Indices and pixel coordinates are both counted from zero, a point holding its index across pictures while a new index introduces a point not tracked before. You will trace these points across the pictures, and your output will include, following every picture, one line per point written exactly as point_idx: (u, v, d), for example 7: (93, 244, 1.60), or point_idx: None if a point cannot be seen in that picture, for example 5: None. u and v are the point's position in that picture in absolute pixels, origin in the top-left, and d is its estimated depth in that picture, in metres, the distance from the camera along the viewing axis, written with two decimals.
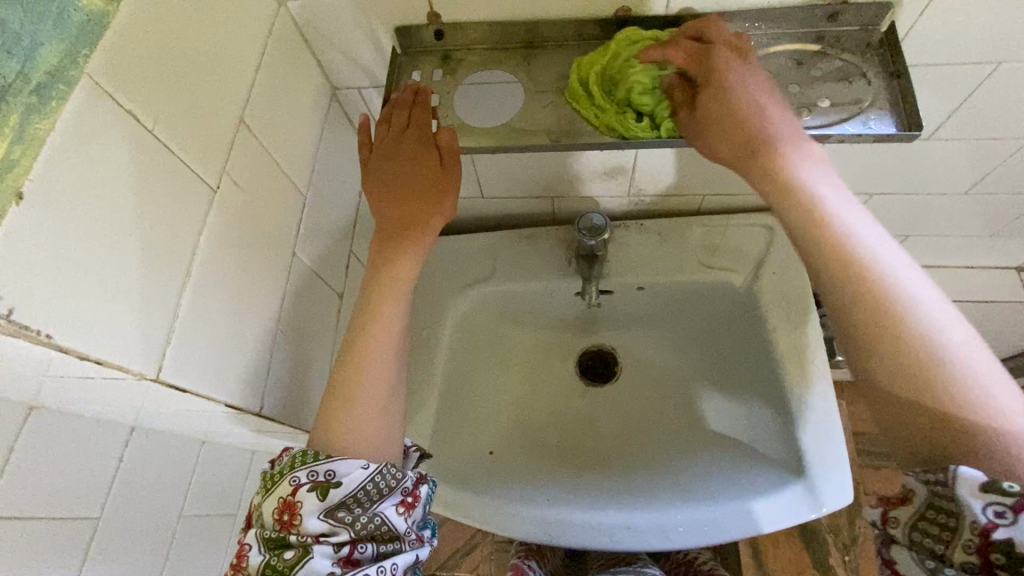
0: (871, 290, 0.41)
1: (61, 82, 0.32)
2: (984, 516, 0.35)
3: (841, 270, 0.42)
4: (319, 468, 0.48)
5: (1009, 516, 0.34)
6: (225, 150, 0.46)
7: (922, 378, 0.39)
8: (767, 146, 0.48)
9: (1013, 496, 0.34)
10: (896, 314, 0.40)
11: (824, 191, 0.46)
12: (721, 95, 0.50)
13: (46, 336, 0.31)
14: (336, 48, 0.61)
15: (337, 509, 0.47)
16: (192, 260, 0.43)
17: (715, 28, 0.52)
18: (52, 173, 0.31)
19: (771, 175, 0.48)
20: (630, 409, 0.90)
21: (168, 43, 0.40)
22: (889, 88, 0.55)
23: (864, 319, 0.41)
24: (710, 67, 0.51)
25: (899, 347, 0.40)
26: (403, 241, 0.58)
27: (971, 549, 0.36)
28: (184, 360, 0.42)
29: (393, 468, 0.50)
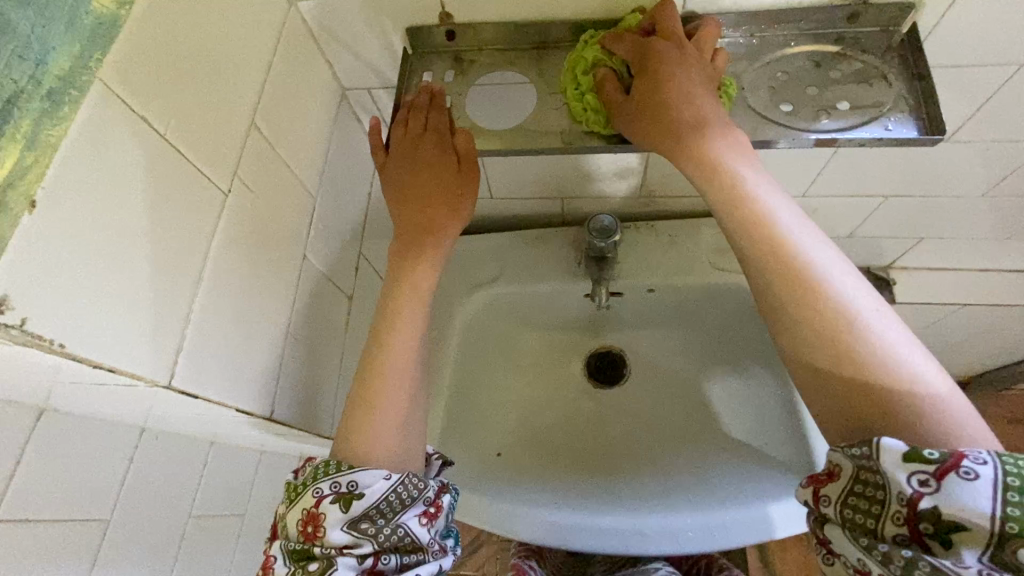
0: (795, 277, 0.43)
1: (74, 87, 0.32)
2: (910, 485, 0.34)
3: (776, 257, 0.44)
4: (341, 480, 0.47)
5: (931, 484, 0.34)
6: (236, 153, 0.46)
7: (846, 351, 0.40)
8: (700, 136, 0.50)
9: (936, 462, 0.34)
10: (821, 298, 0.42)
11: (755, 181, 0.48)
12: (666, 88, 0.51)
13: (59, 346, 0.31)
14: (346, 49, 0.60)
15: (360, 521, 0.46)
16: (204, 265, 0.42)
17: (664, 17, 0.52)
18: (65, 181, 0.31)
19: (703, 163, 0.49)
20: (641, 412, 0.89)
21: (177, 44, 0.39)
22: (910, 90, 0.54)
23: (795, 303, 0.42)
24: (648, 59, 0.51)
25: (826, 331, 0.41)
26: (417, 245, 0.58)
27: (901, 520, 0.35)
28: (197, 367, 0.41)
29: (415, 478, 0.49)
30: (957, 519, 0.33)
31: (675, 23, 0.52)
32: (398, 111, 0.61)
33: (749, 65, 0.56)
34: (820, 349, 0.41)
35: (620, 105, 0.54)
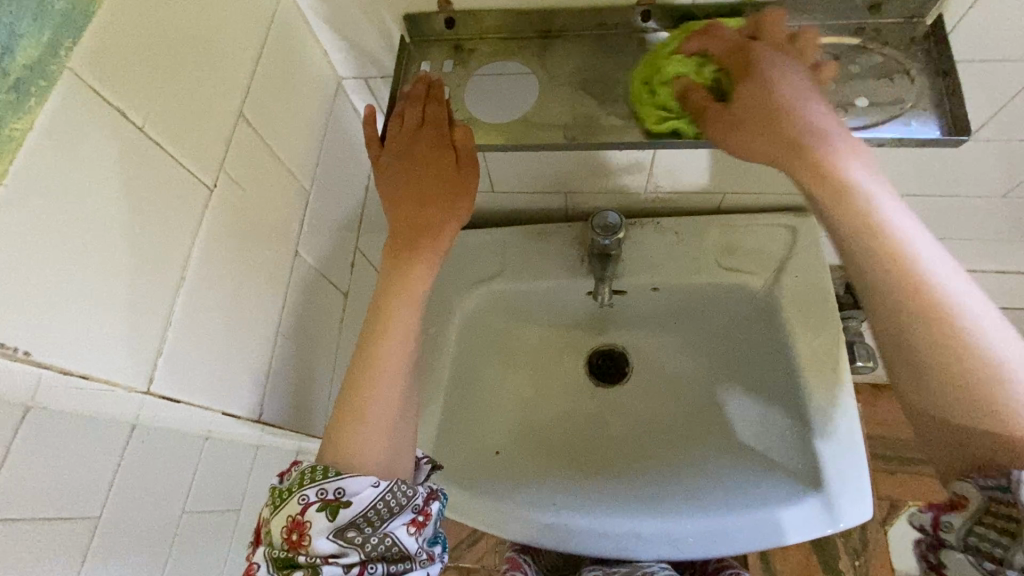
0: (932, 313, 0.36)
1: (42, 77, 0.30)
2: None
3: (903, 284, 0.37)
4: (329, 486, 0.46)
5: None
6: (222, 146, 0.44)
7: (979, 385, 0.34)
8: (808, 142, 0.43)
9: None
10: (962, 336, 0.35)
11: (875, 191, 0.41)
12: (745, 89, 0.46)
13: (22, 353, 0.29)
14: (341, 37, 0.58)
15: (346, 529, 0.45)
16: (187, 263, 0.40)
17: (769, 26, 0.48)
18: (29, 179, 0.29)
19: (813, 172, 0.42)
20: (641, 411, 0.87)
21: (156, 32, 0.37)
22: (933, 87, 0.50)
23: (919, 340, 0.36)
24: (744, 62, 0.47)
25: (961, 375, 0.34)
26: (411, 247, 0.55)
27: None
28: (179, 370, 0.40)
29: (404, 486, 0.48)
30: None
31: (775, 23, 0.48)
32: (396, 104, 0.58)
33: None
34: (942, 382, 0.35)
35: (704, 105, 0.49)
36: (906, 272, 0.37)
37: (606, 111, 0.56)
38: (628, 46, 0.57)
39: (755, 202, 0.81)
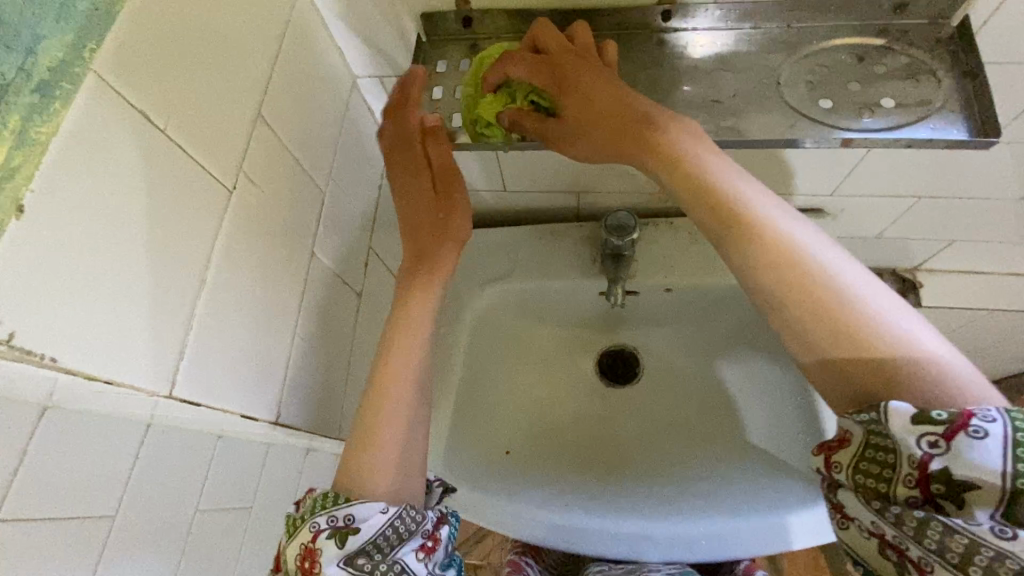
0: (785, 270, 0.39)
1: (66, 80, 0.30)
2: (920, 447, 0.31)
3: (758, 253, 0.40)
4: (338, 513, 0.46)
5: (943, 445, 0.30)
6: (242, 148, 0.43)
7: (855, 332, 0.36)
8: (650, 131, 0.47)
9: (945, 422, 0.31)
10: (811, 285, 0.38)
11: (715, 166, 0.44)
12: (582, 97, 0.50)
13: (50, 360, 0.29)
14: (358, 36, 0.57)
15: (356, 556, 0.44)
16: (207, 269, 0.40)
17: (544, 33, 0.52)
18: (55, 183, 0.29)
19: (665, 161, 0.46)
20: (654, 410, 0.86)
21: (178, 34, 0.37)
22: (961, 89, 0.49)
23: (787, 298, 0.38)
24: (556, 72, 0.51)
25: (826, 321, 0.37)
26: (428, 265, 0.58)
27: (915, 482, 0.31)
28: (201, 375, 0.40)
29: (412, 511, 0.48)
30: (969, 479, 0.30)
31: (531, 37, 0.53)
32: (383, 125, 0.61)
33: (787, 57, 0.52)
34: (821, 336, 0.37)
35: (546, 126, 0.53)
36: (771, 254, 0.40)
37: None
38: (646, 47, 0.55)
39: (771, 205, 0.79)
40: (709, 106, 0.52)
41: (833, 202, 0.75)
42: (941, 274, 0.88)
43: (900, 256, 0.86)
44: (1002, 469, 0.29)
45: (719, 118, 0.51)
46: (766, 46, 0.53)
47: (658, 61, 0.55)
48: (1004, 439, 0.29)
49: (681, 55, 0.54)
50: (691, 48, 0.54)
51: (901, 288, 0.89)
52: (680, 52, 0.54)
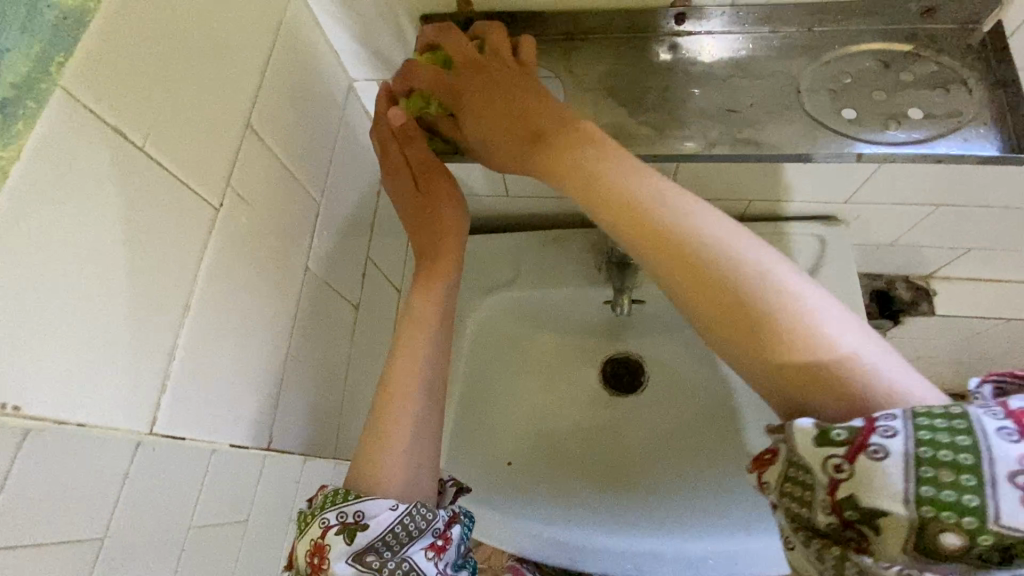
0: (703, 269, 0.35)
1: (30, 97, 0.27)
2: (827, 472, 0.28)
3: (670, 255, 0.36)
4: (348, 509, 0.45)
5: (847, 466, 0.27)
6: (229, 161, 0.41)
7: (770, 330, 0.32)
8: (549, 129, 0.44)
9: (845, 443, 0.27)
10: (729, 282, 0.34)
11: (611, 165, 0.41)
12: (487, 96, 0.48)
13: (14, 408, 0.27)
14: (353, 37, 0.54)
15: (365, 553, 0.42)
16: (192, 291, 0.38)
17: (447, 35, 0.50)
18: (20, 208, 0.27)
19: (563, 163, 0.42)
20: (659, 421, 0.83)
21: (157, 43, 0.34)
22: (992, 100, 0.46)
23: (706, 301, 0.34)
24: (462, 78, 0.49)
25: (748, 320, 0.33)
26: (430, 262, 0.57)
27: (829, 509, 0.28)
28: (186, 405, 0.38)
29: (423, 508, 0.46)
30: (880, 505, 0.27)
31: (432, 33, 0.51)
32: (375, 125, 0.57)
33: (808, 64, 0.49)
34: (745, 341, 0.33)
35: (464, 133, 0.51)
36: (677, 252, 0.36)
37: (637, 118, 0.51)
38: (658, 50, 0.52)
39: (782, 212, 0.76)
40: (724, 114, 0.49)
41: (846, 208, 0.72)
42: (954, 282, 0.85)
43: (913, 264, 0.83)
44: (903, 494, 0.26)
45: (736, 128, 0.49)
46: (783, 51, 0.50)
47: (667, 67, 0.52)
48: (905, 458, 0.26)
49: (693, 60, 0.51)
50: (704, 54, 0.51)
51: (914, 297, 0.87)
52: (691, 58, 0.52)
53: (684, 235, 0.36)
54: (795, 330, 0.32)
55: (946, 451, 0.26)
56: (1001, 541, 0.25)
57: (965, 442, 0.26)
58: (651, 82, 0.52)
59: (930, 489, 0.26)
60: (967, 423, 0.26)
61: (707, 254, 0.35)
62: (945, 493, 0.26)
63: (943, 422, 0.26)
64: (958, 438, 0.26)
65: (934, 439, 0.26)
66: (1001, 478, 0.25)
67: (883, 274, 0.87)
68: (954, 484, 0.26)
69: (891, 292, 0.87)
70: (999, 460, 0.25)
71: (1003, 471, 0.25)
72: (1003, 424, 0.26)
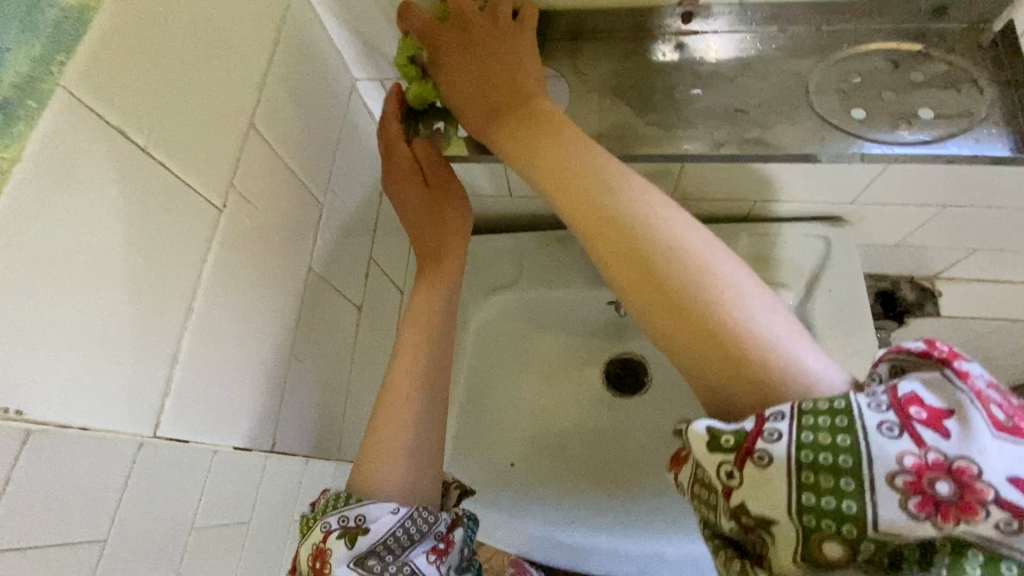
0: (634, 248, 0.35)
1: (31, 98, 0.27)
2: (719, 478, 0.28)
3: (605, 231, 0.36)
4: (350, 513, 0.44)
5: (736, 473, 0.27)
6: (232, 162, 0.41)
7: (694, 310, 0.32)
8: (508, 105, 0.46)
9: (734, 449, 0.27)
10: (658, 260, 0.34)
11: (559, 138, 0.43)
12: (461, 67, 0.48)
13: (14, 412, 0.27)
14: (356, 36, 0.54)
15: (366, 557, 0.42)
16: (195, 294, 0.37)
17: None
18: (22, 211, 0.26)
19: (519, 137, 0.44)
20: (663, 422, 0.83)
21: (160, 42, 0.34)
22: (1004, 98, 0.45)
23: (636, 280, 0.34)
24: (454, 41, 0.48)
25: (674, 300, 0.33)
26: (434, 261, 0.56)
27: (731, 516, 0.28)
28: (189, 409, 0.38)
29: (424, 511, 0.45)
30: (765, 512, 0.27)
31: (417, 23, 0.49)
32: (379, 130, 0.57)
33: (816, 63, 0.49)
34: (673, 321, 0.33)
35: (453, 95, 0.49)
36: (609, 225, 0.36)
37: (643, 118, 0.50)
38: (664, 50, 0.52)
39: (787, 213, 0.75)
40: (731, 115, 0.49)
41: (852, 209, 0.72)
42: (961, 283, 0.84)
43: (919, 265, 0.82)
44: (788, 503, 0.26)
45: (743, 129, 0.48)
46: (791, 50, 0.50)
47: (673, 67, 0.51)
48: (788, 465, 0.26)
49: (699, 60, 0.51)
50: (710, 53, 0.51)
51: (919, 297, 0.86)
52: (696, 58, 0.51)
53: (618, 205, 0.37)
54: (714, 311, 0.32)
55: (825, 455, 0.26)
56: (878, 544, 0.26)
57: (844, 444, 0.26)
58: (658, 82, 0.51)
59: (811, 497, 0.26)
60: (849, 420, 0.26)
61: (642, 231, 0.35)
62: (825, 500, 0.26)
63: (826, 420, 0.26)
64: (839, 440, 0.26)
65: (817, 441, 0.26)
66: (879, 482, 0.25)
67: (888, 275, 0.86)
68: (833, 490, 0.26)
69: (897, 294, 0.86)
70: (879, 461, 0.25)
71: (877, 476, 0.25)
72: (884, 419, 0.26)
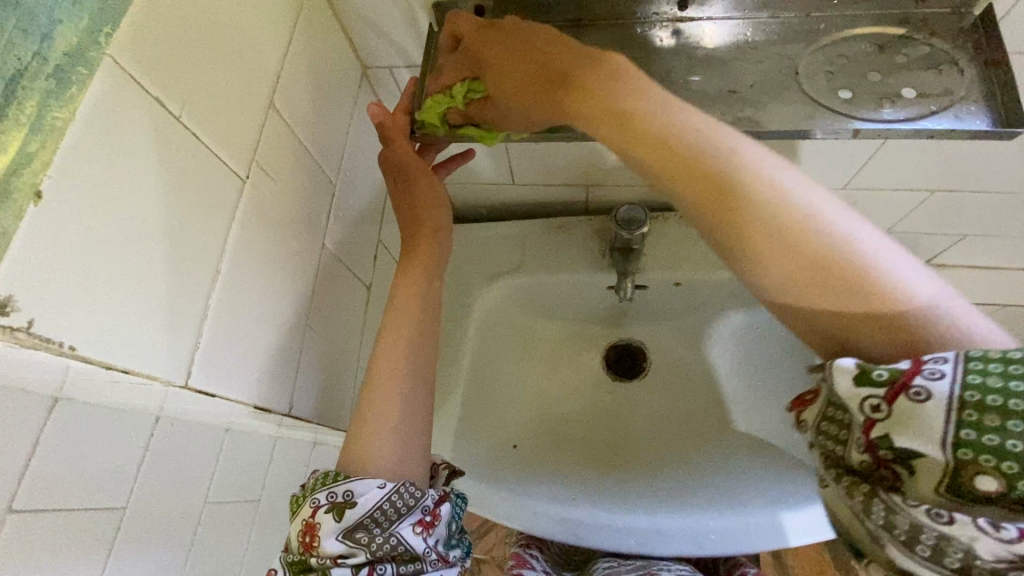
0: (763, 220, 0.33)
1: (82, 65, 0.29)
2: (863, 412, 0.29)
3: (729, 209, 0.34)
4: (337, 489, 0.46)
5: (884, 409, 0.28)
6: (255, 137, 0.43)
7: (840, 277, 0.31)
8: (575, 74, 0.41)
9: (886, 383, 0.28)
10: (794, 229, 0.32)
11: (650, 107, 0.38)
12: (509, 53, 0.46)
13: (68, 348, 0.29)
14: (369, 25, 0.56)
15: (354, 530, 0.44)
16: (221, 258, 0.40)
17: (460, 23, 0.50)
18: (74, 170, 0.29)
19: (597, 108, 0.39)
20: (661, 405, 0.85)
21: (193, 22, 0.37)
22: (984, 80, 0.48)
23: (772, 254, 0.33)
24: (478, 50, 0.48)
25: (822, 268, 0.31)
26: (406, 258, 0.58)
27: (864, 447, 0.29)
28: (217, 368, 0.40)
29: (412, 486, 0.47)
30: (912, 447, 0.28)
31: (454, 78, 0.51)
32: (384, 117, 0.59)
33: (805, 48, 0.52)
34: (814, 292, 0.32)
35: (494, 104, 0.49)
36: (736, 202, 0.34)
37: None
38: (662, 36, 0.54)
39: None
40: (725, 96, 0.51)
41: (843, 194, 0.74)
42: (951, 269, 0.86)
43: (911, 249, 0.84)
44: (942, 436, 0.27)
45: (738, 111, 0.50)
46: (783, 36, 0.52)
47: (671, 52, 0.54)
48: (949, 401, 0.26)
49: (694, 46, 0.53)
50: (704, 37, 0.54)
51: None
52: (693, 42, 0.54)
53: (738, 180, 0.34)
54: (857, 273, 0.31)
55: (1006, 398, 0.26)
56: None
57: (1017, 388, 0.26)
58: (656, 66, 0.53)
59: (972, 433, 0.26)
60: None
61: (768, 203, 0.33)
62: (987, 437, 0.26)
63: (997, 366, 0.26)
64: (1011, 383, 0.26)
65: (985, 383, 0.26)
66: None
67: None
68: (999, 428, 0.26)
69: None
70: None
71: None
72: None
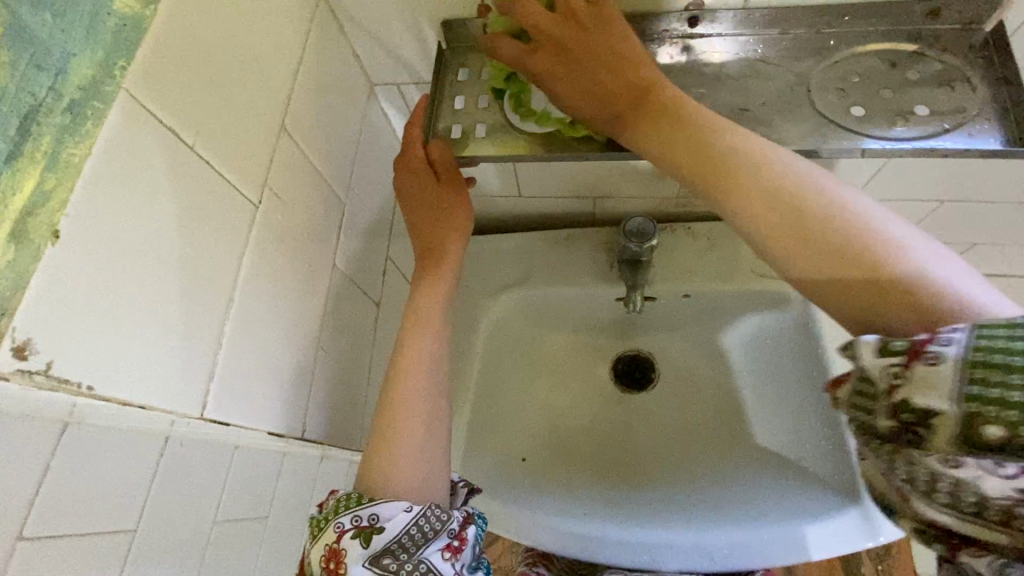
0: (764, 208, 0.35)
1: (97, 99, 0.29)
2: (887, 378, 0.28)
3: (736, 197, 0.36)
4: (363, 513, 0.45)
5: (905, 371, 0.27)
6: (267, 161, 0.43)
7: (849, 258, 0.32)
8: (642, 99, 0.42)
9: (904, 350, 0.28)
10: (800, 213, 0.34)
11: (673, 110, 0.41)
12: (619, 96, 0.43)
13: (86, 387, 0.29)
14: (377, 43, 0.56)
15: (382, 556, 0.43)
16: (234, 284, 0.40)
17: None
18: (89, 207, 0.28)
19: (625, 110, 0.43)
20: (671, 416, 0.84)
21: (204, 49, 0.36)
22: (995, 95, 0.48)
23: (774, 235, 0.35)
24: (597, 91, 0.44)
25: (818, 242, 0.33)
26: (434, 264, 0.57)
27: (890, 413, 0.28)
28: (230, 395, 0.40)
29: (438, 509, 0.46)
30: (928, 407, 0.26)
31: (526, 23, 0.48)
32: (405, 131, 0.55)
33: (815, 64, 0.51)
34: (823, 268, 0.33)
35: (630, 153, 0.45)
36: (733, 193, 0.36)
37: None
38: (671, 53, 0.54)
39: None
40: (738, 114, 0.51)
41: None
42: None
43: None
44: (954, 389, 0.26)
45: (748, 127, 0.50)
46: (793, 52, 0.52)
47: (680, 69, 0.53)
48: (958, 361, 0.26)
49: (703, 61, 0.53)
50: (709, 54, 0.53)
51: None
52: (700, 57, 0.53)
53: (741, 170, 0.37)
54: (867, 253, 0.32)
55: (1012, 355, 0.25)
56: None
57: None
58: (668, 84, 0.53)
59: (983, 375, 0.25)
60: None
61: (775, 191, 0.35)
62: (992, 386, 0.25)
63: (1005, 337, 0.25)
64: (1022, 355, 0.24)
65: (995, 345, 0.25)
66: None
67: None
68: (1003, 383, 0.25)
69: None
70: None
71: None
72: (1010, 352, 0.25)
